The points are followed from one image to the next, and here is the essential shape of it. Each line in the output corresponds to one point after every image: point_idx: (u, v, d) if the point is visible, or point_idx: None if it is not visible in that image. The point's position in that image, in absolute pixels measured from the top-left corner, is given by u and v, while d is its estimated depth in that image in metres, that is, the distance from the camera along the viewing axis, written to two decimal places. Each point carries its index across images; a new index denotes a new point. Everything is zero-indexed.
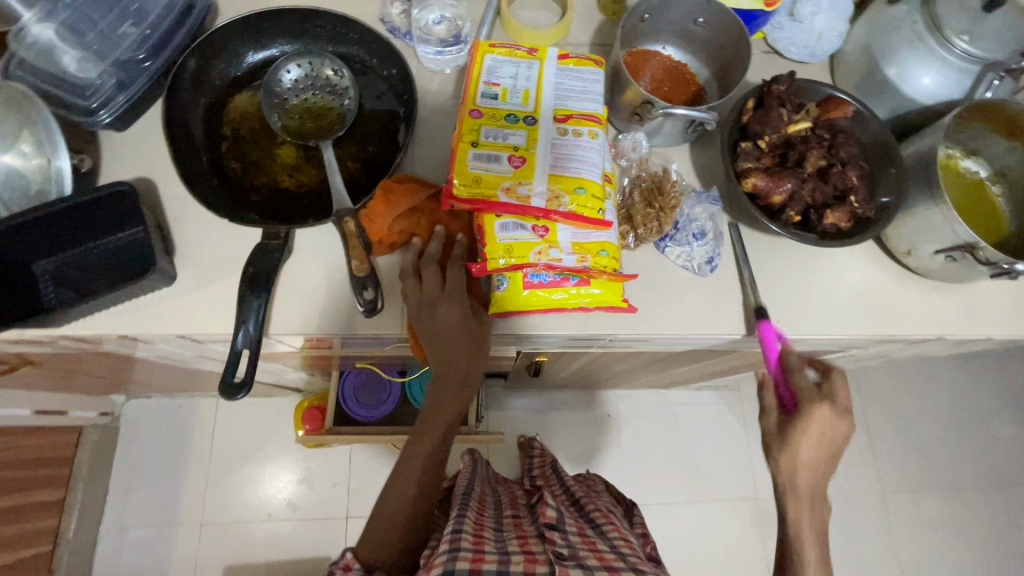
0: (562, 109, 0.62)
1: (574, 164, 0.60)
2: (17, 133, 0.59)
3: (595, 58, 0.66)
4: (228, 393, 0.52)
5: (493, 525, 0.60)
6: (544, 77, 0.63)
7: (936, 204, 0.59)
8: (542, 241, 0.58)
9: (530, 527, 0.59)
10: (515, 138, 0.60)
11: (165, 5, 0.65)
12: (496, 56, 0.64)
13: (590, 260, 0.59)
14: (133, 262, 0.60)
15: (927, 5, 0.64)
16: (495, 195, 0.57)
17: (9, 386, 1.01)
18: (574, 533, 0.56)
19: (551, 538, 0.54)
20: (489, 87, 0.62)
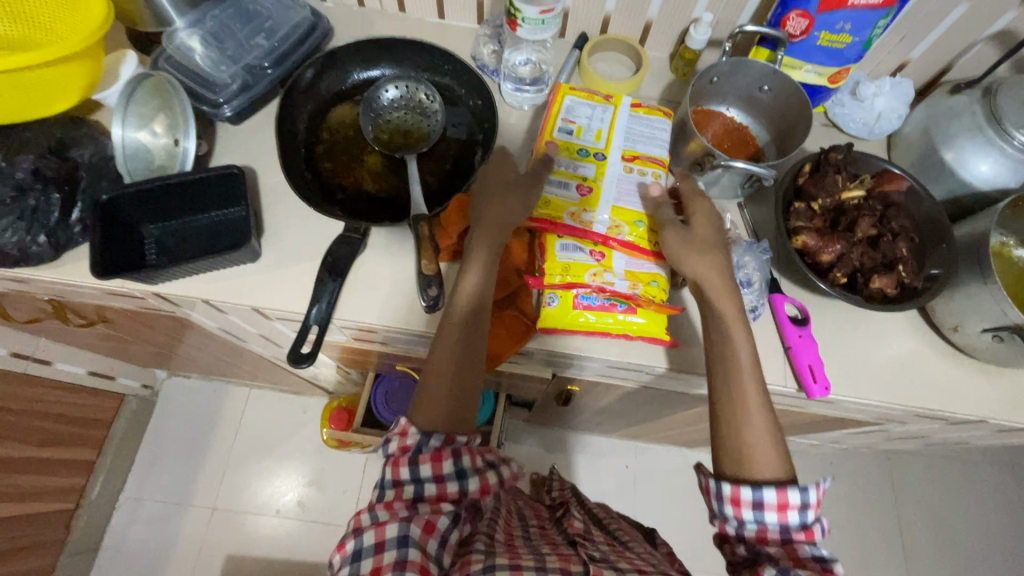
0: (631, 150, 0.68)
1: (634, 199, 0.66)
2: (153, 114, 0.68)
3: (664, 110, 0.71)
4: (295, 360, 0.60)
5: (522, 527, 0.63)
6: (617, 120, 0.69)
7: (985, 283, 0.61)
8: (598, 265, 0.63)
9: (558, 536, 0.64)
10: (585, 170, 0.67)
11: (293, 26, 0.75)
12: (575, 98, 0.70)
13: (640, 288, 0.64)
14: (230, 238, 0.68)
15: (988, 98, 0.67)
16: (561, 217, 0.64)
17: (76, 341, 1.08)
18: (603, 544, 0.60)
19: (585, 547, 0.58)
20: (566, 124, 0.69)
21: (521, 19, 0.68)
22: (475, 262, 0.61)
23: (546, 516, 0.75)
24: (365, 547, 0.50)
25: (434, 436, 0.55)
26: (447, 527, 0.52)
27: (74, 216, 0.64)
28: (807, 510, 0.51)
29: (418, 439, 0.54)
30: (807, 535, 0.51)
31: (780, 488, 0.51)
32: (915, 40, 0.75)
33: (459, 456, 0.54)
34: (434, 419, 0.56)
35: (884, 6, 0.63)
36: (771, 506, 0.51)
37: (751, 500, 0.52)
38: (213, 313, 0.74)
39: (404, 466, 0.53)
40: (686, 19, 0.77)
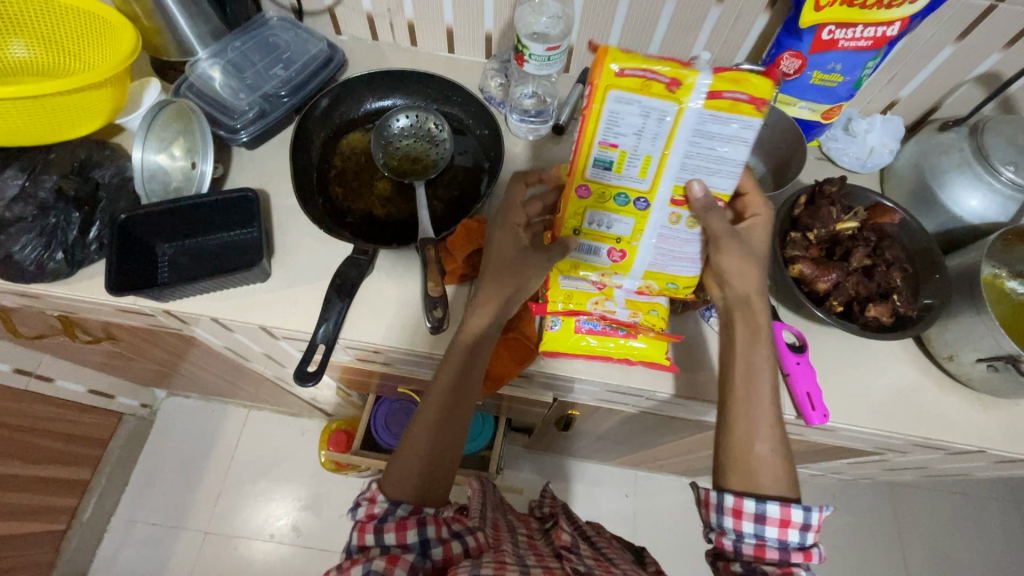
0: (681, 186, 0.57)
1: (678, 262, 0.62)
2: (173, 139, 0.71)
3: (757, 97, 0.52)
4: (301, 377, 0.63)
5: (511, 539, 0.66)
6: (674, 138, 0.54)
7: (978, 313, 0.62)
8: (599, 293, 0.65)
9: (545, 548, 0.67)
10: (620, 225, 0.60)
11: (310, 58, 0.79)
12: (620, 93, 0.53)
13: (640, 317, 0.66)
14: (242, 257, 0.70)
15: (975, 135, 0.70)
16: (584, 284, 0.65)
17: (79, 357, 1.09)
18: (589, 559, 0.64)
19: (571, 562, 0.62)
20: (604, 151, 0.56)
21: (527, 55, 0.71)
22: (486, 312, 0.61)
23: (535, 527, 0.77)
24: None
25: (402, 505, 0.55)
26: (413, 559, 0.52)
27: (92, 234, 0.66)
28: (807, 530, 0.53)
29: (384, 509, 0.55)
30: (805, 556, 0.53)
31: (784, 504, 0.53)
32: (904, 80, 0.78)
33: (425, 526, 0.54)
34: (404, 489, 0.57)
35: (872, 48, 0.67)
36: (774, 522, 0.53)
37: (753, 512, 0.53)
38: (221, 331, 0.75)
39: (367, 534, 0.53)
40: (685, 57, 0.81)
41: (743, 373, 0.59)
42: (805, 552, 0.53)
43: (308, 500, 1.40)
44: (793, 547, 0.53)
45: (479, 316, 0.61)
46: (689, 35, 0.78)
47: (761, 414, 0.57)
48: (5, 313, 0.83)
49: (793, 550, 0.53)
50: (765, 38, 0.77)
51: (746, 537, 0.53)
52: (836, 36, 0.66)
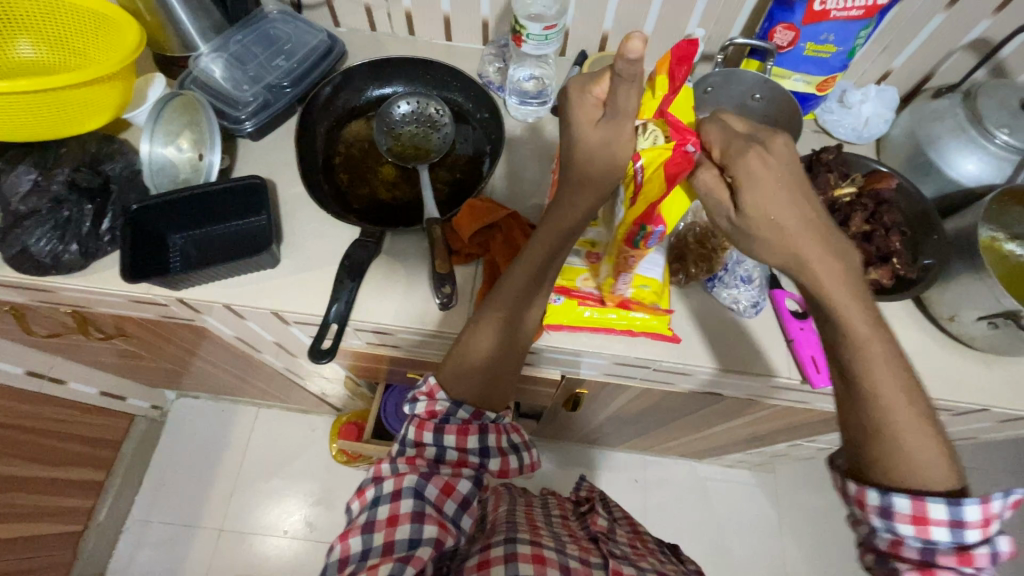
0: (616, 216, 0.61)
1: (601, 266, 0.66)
2: (180, 131, 0.72)
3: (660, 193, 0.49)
4: (317, 354, 0.65)
5: (545, 515, 0.69)
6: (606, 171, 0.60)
7: (978, 272, 0.63)
8: (590, 269, 0.67)
9: (579, 527, 0.70)
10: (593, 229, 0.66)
11: (312, 48, 0.80)
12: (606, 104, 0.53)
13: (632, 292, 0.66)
14: (250, 243, 0.71)
15: (968, 100, 0.71)
16: (575, 283, 0.67)
17: (91, 358, 1.10)
18: (623, 545, 0.67)
19: (606, 544, 0.64)
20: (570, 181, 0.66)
21: (525, 35, 0.73)
22: (496, 304, 0.60)
23: (569, 511, 0.78)
24: (384, 496, 0.53)
25: (463, 407, 0.58)
26: (465, 492, 0.56)
27: (104, 226, 0.67)
28: (960, 530, 0.46)
29: (446, 408, 0.57)
30: (959, 557, 0.47)
31: (916, 498, 0.47)
32: (897, 49, 0.80)
33: (484, 434, 0.58)
34: (462, 389, 0.58)
35: (863, 17, 0.68)
36: (908, 520, 0.47)
37: (880, 507, 0.48)
38: (233, 319, 0.77)
39: (427, 431, 0.56)
40: (680, 35, 0.82)
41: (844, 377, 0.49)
42: (961, 554, 0.47)
43: (321, 495, 1.41)
44: (944, 546, 0.47)
45: (490, 308, 0.60)
46: (683, 13, 0.79)
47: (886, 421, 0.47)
48: (20, 312, 0.85)
49: (943, 548, 0.48)
50: (758, 13, 0.78)
51: (877, 528, 0.49)
52: (828, 6, 0.68)
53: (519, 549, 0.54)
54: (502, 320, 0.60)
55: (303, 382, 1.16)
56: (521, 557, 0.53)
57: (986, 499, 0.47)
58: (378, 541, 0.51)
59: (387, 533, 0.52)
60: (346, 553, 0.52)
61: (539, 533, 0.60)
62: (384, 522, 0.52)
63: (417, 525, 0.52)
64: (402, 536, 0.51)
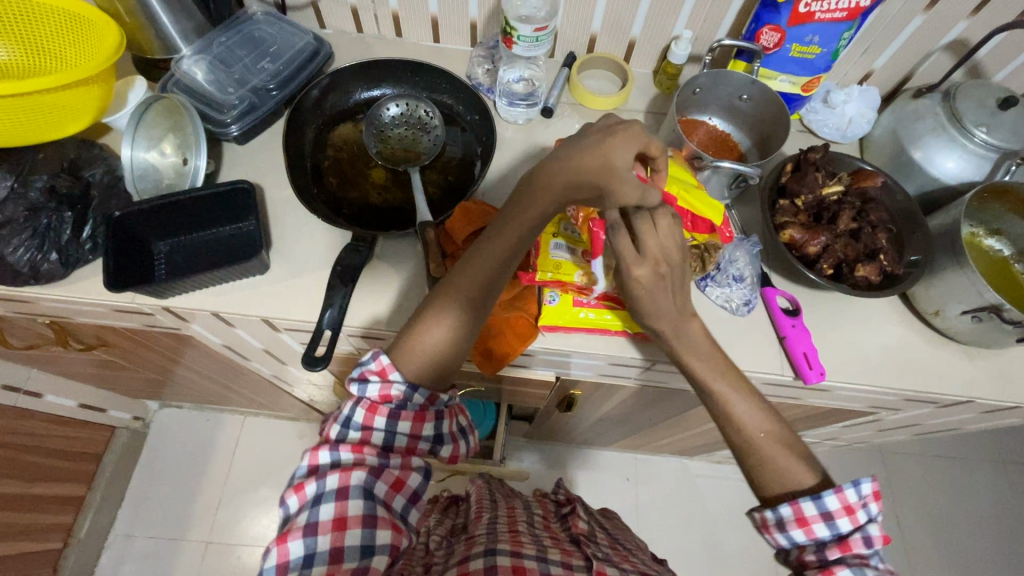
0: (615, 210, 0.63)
1: None
2: (163, 136, 0.70)
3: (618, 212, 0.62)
4: (310, 362, 0.63)
5: (528, 519, 0.69)
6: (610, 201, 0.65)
7: (962, 268, 0.64)
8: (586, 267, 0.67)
9: (561, 532, 0.70)
10: None
11: (298, 51, 0.79)
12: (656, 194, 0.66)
13: None
14: (238, 248, 0.70)
15: (947, 100, 0.73)
16: (571, 280, 0.66)
17: (68, 369, 1.06)
18: (606, 545, 0.66)
19: (588, 546, 0.63)
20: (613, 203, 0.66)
21: (516, 37, 0.73)
22: (468, 280, 0.59)
23: (551, 513, 0.79)
24: (329, 491, 0.51)
25: (418, 391, 0.56)
26: (417, 484, 0.55)
27: (85, 234, 0.65)
28: (833, 522, 0.51)
29: (403, 393, 0.55)
30: (842, 549, 0.51)
31: (793, 502, 0.52)
32: (877, 51, 0.81)
33: (439, 421, 0.57)
34: (418, 370, 0.57)
35: (846, 19, 0.69)
36: (794, 524, 0.52)
37: (775, 522, 0.53)
38: (221, 327, 0.75)
39: (378, 416, 0.55)
40: (667, 36, 0.83)
41: (714, 414, 0.57)
42: (841, 544, 0.51)
43: None
44: (828, 541, 0.51)
45: (459, 284, 0.59)
46: (670, 14, 0.80)
47: (758, 445, 0.54)
48: None
49: (829, 543, 0.51)
50: (744, 15, 0.79)
51: (785, 546, 0.53)
52: (812, 8, 0.69)
53: (498, 562, 0.54)
54: (478, 290, 0.59)
55: (291, 390, 1.14)
56: (500, 568, 0.53)
57: (842, 487, 0.51)
58: (324, 546, 0.49)
59: (334, 537, 0.50)
60: (285, 558, 0.49)
61: (520, 541, 0.59)
62: (331, 524, 0.50)
63: (369, 526, 0.50)
64: (351, 541, 0.50)
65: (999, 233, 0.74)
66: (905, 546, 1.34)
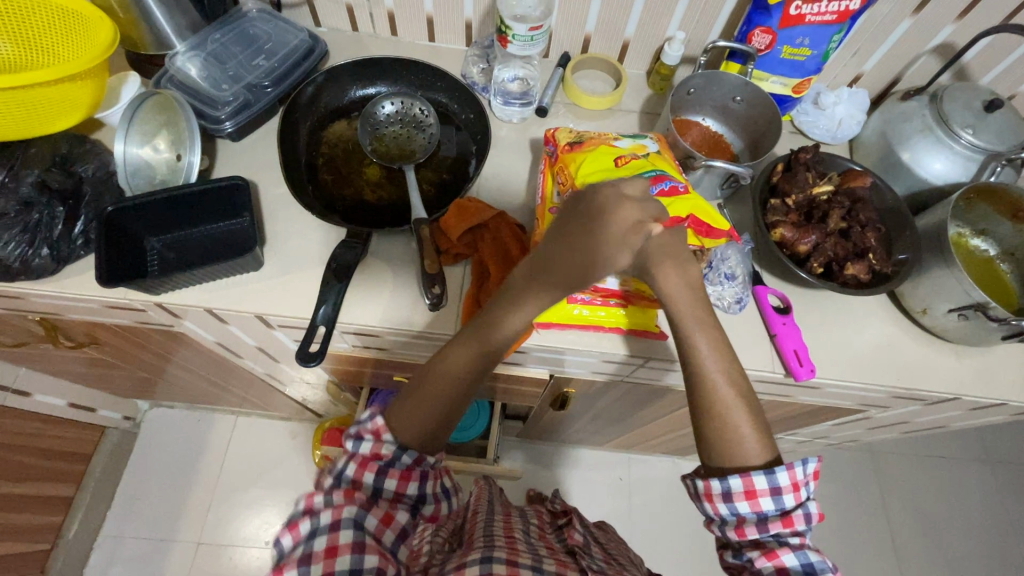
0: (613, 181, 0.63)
1: None
2: (156, 132, 0.70)
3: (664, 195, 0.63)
4: (305, 358, 0.63)
5: (524, 528, 0.69)
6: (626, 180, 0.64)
7: (948, 266, 0.65)
8: None
9: (556, 542, 0.71)
10: None
11: (293, 48, 0.79)
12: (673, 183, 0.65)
13: (633, 286, 0.67)
14: (232, 245, 0.70)
15: (935, 102, 0.75)
16: None
17: (58, 368, 1.05)
18: (600, 558, 0.66)
19: (584, 559, 0.64)
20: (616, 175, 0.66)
21: (511, 36, 0.74)
22: (463, 344, 0.60)
23: (547, 522, 0.78)
24: (321, 527, 0.50)
25: (408, 452, 0.56)
26: (404, 523, 0.55)
27: (76, 229, 0.65)
28: (778, 496, 0.52)
29: (393, 452, 0.55)
30: (784, 524, 0.52)
31: (744, 475, 0.53)
32: (867, 54, 0.83)
33: (425, 480, 0.56)
34: (411, 431, 0.57)
35: (836, 22, 0.70)
36: (741, 495, 0.52)
37: (721, 493, 0.54)
38: (214, 324, 0.75)
39: (368, 471, 0.54)
40: (661, 37, 0.84)
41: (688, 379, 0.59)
42: (784, 519, 0.52)
43: None
44: (772, 516, 0.52)
45: (456, 348, 0.60)
46: (663, 16, 0.80)
47: (727, 402, 0.56)
48: None
49: (772, 518, 0.52)
50: (736, 17, 0.80)
51: (725, 517, 0.54)
52: (803, 10, 0.70)
53: (493, 569, 0.52)
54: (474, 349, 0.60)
55: (283, 388, 1.14)
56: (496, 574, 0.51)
57: (792, 464, 0.52)
58: (316, 573, 0.48)
59: (326, 565, 0.49)
60: None
61: (516, 548, 0.58)
62: (322, 554, 0.49)
63: (358, 556, 0.49)
64: (343, 567, 0.49)
65: (984, 232, 0.76)
66: (894, 544, 1.35)
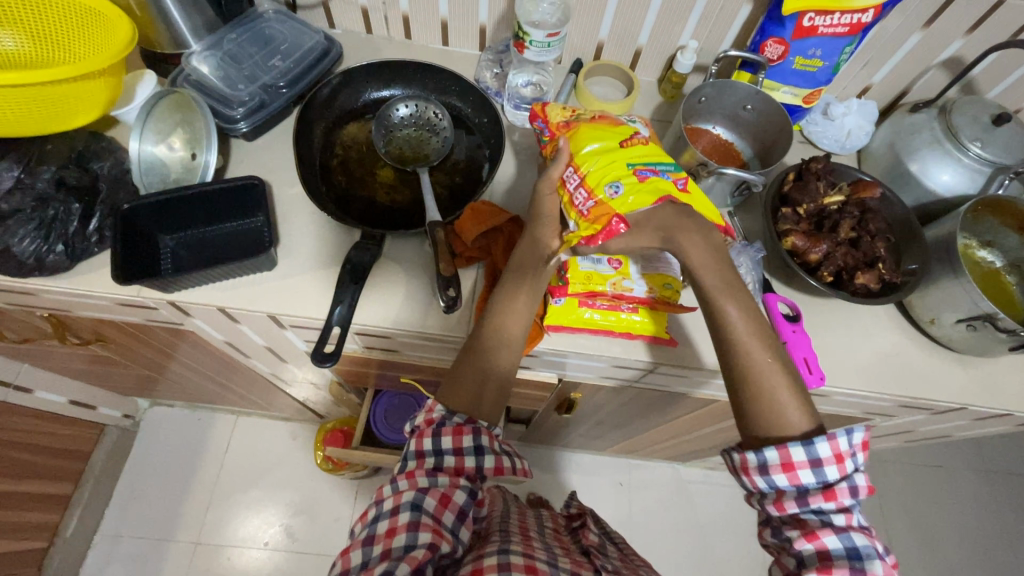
0: (614, 163, 0.60)
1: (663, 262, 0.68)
2: (172, 130, 0.70)
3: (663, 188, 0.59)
4: (318, 358, 0.63)
5: (540, 529, 0.71)
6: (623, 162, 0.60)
7: (957, 277, 0.66)
8: (616, 274, 0.67)
9: (571, 543, 0.73)
10: None
11: (309, 49, 0.79)
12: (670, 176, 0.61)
13: (656, 292, 0.67)
14: (245, 245, 0.70)
15: (944, 115, 0.75)
16: (602, 287, 0.66)
17: (61, 364, 1.04)
18: (615, 558, 0.69)
19: (598, 558, 0.67)
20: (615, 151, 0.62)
21: (528, 42, 0.74)
22: (504, 308, 0.64)
23: (562, 526, 0.81)
24: (384, 512, 0.53)
25: (457, 414, 0.58)
26: (463, 504, 0.55)
27: (92, 226, 0.65)
28: (820, 469, 0.51)
29: (443, 414, 0.57)
30: (825, 498, 0.50)
31: (782, 447, 0.52)
32: (876, 66, 0.84)
33: (479, 434, 0.57)
34: (458, 400, 0.59)
35: (848, 34, 0.71)
36: (777, 468, 0.52)
37: (757, 466, 0.53)
38: (225, 323, 0.75)
39: (427, 438, 0.56)
40: (673, 46, 0.85)
41: (722, 350, 0.58)
42: (826, 492, 0.50)
43: (303, 505, 1.38)
44: (812, 490, 0.51)
45: (498, 314, 0.64)
46: (676, 25, 0.81)
47: (764, 371, 0.55)
48: None
49: (813, 492, 0.51)
50: (749, 26, 0.81)
51: (763, 490, 0.53)
52: (816, 22, 0.70)
53: (511, 560, 0.55)
54: (508, 309, 0.63)
55: (288, 389, 1.14)
56: (514, 567, 0.54)
57: (832, 435, 0.51)
58: (376, 552, 0.51)
59: (385, 545, 0.51)
60: (347, 566, 0.51)
61: (532, 547, 0.60)
62: (384, 535, 0.52)
63: (412, 535, 0.51)
64: (398, 545, 0.50)
65: (992, 244, 0.76)
66: (892, 552, 1.36)
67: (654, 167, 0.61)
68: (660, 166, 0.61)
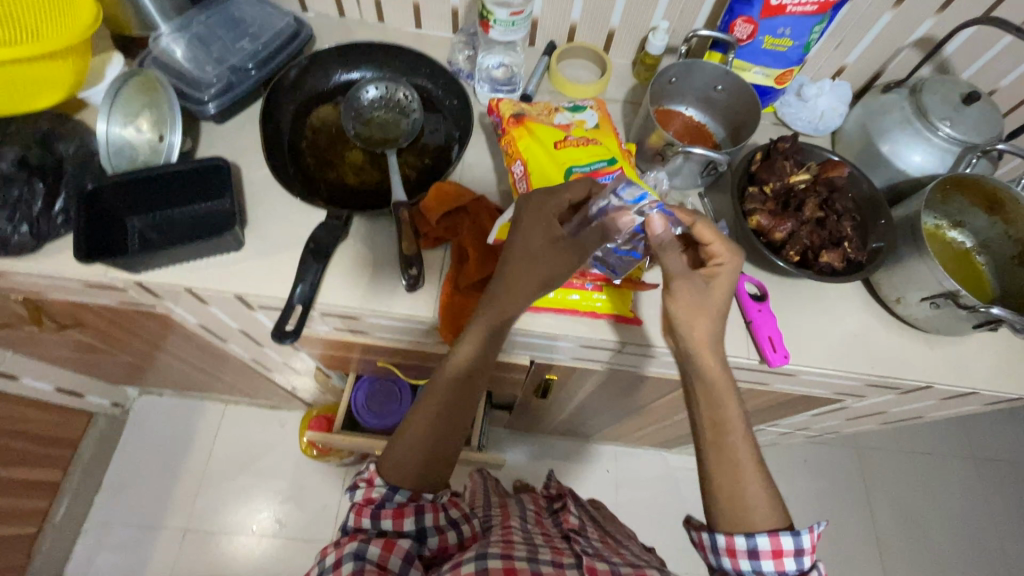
0: (552, 167, 0.69)
1: None
2: (139, 112, 0.70)
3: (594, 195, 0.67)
4: (279, 336, 0.64)
5: (520, 517, 0.71)
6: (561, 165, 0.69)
7: (921, 256, 0.66)
8: None
9: (552, 527, 0.73)
10: None
11: (278, 30, 0.79)
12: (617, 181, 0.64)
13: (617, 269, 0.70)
14: (212, 225, 0.71)
15: (914, 95, 0.75)
16: None
17: (46, 352, 1.05)
18: (595, 540, 0.68)
19: (578, 542, 0.66)
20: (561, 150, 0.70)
21: (492, 21, 0.74)
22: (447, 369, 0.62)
23: (543, 508, 0.81)
24: (326, 566, 0.54)
25: (398, 492, 0.59)
26: (407, 547, 0.57)
27: (57, 207, 0.65)
28: (800, 557, 0.56)
29: (383, 492, 0.59)
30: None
31: (773, 535, 0.56)
32: (850, 46, 0.83)
33: (422, 513, 0.58)
34: (400, 475, 0.60)
35: (817, 12, 0.71)
36: (768, 554, 0.56)
37: (746, 549, 0.57)
38: (196, 305, 0.75)
39: (365, 516, 0.58)
40: (646, 27, 0.84)
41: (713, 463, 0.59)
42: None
43: (291, 493, 1.39)
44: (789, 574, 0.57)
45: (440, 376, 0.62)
46: (647, 6, 0.81)
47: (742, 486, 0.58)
48: None
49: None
50: (720, 7, 0.81)
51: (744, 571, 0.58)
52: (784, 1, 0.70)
53: (489, 564, 0.53)
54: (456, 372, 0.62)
55: (272, 376, 1.14)
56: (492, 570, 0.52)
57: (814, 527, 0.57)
58: None
59: None
60: None
61: (511, 542, 0.59)
62: None
63: None
64: None
65: (961, 225, 0.77)
66: (877, 538, 1.37)
67: (585, 170, 0.68)
68: (594, 167, 0.68)
